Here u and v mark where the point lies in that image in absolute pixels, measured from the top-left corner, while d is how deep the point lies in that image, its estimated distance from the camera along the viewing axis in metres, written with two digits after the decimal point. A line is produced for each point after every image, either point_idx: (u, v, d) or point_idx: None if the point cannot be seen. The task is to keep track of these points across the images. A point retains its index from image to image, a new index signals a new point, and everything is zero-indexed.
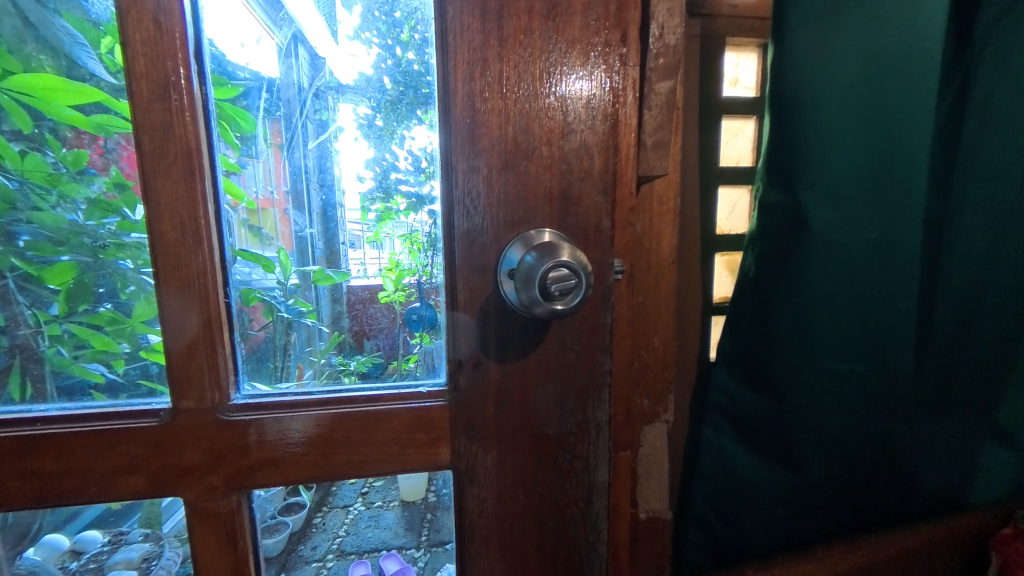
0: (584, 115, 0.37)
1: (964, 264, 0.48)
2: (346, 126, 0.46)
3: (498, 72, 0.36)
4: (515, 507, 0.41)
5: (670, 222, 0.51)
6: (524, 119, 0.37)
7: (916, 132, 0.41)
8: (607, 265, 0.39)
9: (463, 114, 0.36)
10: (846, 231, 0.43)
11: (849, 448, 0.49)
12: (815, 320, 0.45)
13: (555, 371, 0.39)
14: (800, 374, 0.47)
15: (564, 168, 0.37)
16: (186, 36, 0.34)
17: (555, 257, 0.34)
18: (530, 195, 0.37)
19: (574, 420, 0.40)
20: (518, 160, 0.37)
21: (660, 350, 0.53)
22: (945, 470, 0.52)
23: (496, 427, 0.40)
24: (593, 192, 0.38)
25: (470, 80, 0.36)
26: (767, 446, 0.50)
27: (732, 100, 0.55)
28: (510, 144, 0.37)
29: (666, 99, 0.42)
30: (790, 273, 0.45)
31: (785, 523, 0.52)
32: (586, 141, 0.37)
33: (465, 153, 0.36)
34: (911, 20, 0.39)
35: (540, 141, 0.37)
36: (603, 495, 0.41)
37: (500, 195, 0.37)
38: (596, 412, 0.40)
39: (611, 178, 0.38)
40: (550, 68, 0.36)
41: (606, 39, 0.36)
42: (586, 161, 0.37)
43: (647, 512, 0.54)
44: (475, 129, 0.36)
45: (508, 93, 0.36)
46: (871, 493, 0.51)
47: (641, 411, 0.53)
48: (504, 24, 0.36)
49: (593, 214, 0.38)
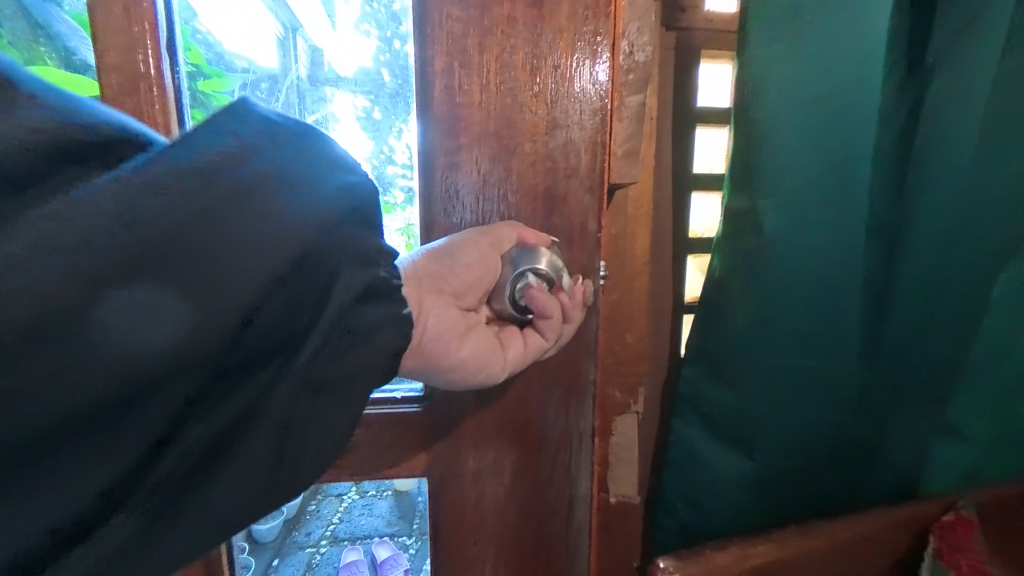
0: (570, 110, 0.38)
1: (916, 268, 0.52)
2: (340, 116, 0.40)
3: (481, 64, 0.37)
4: (494, 507, 0.44)
5: (641, 227, 0.55)
6: (507, 114, 0.38)
7: (863, 144, 0.45)
8: (592, 268, 0.40)
9: (445, 106, 0.37)
10: (801, 237, 0.46)
11: (804, 438, 0.52)
12: (771, 319, 0.49)
13: (538, 378, 0.42)
14: (759, 368, 0.50)
15: (549, 166, 0.38)
16: (154, 25, 0.33)
17: (549, 250, 0.37)
18: (513, 192, 0.38)
19: (558, 431, 0.42)
20: (502, 156, 0.38)
21: (632, 345, 0.55)
22: (893, 457, 0.57)
23: (476, 434, 0.42)
24: (580, 190, 0.39)
25: (449, 73, 0.37)
26: (730, 436, 0.53)
27: (706, 109, 0.58)
28: (493, 139, 0.38)
29: (636, 112, 0.43)
30: (749, 275, 0.48)
31: (752, 509, 0.55)
32: (574, 137, 0.38)
33: (448, 148, 0.38)
34: (855, 41, 0.42)
35: (524, 137, 0.38)
36: (583, 504, 0.43)
37: (484, 193, 0.38)
38: (580, 423, 0.42)
39: (598, 176, 0.39)
40: (536, 61, 0.37)
41: (593, 29, 0.37)
42: (573, 158, 0.38)
43: (617, 496, 0.57)
44: (458, 123, 0.38)
45: (492, 86, 0.37)
46: (827, 481, 0.55)
47: (614, 401, 0.56)
48: (488, 15, 0.36)
49: (578, 215, 0.39)
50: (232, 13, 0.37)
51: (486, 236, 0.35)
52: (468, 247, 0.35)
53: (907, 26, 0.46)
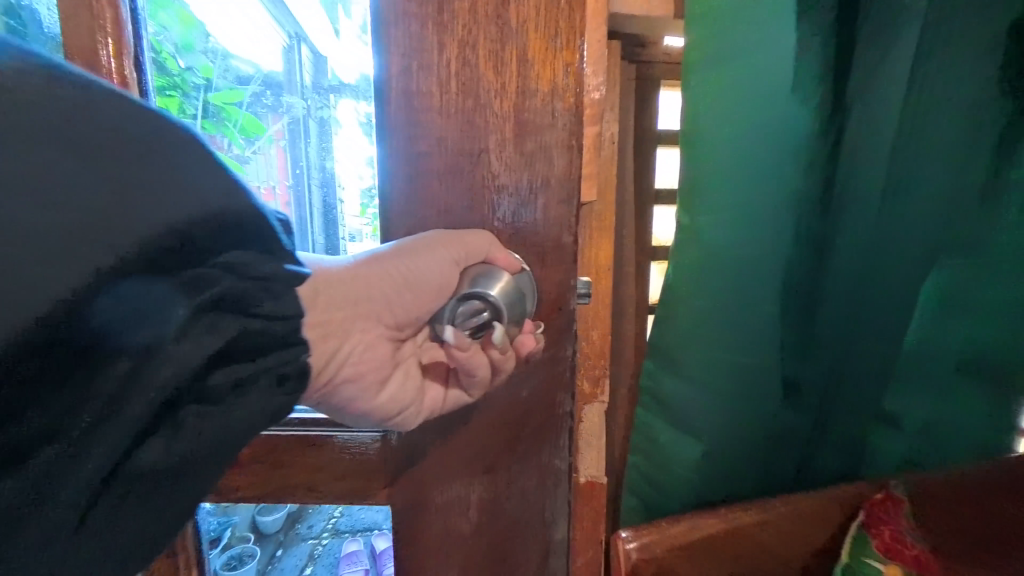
0: (541, 111, 0.34)
1: (853, 275, 0.57)
2: (344, 122, 0.45)
3: (441, 63, 0.33)
4: (464, 549, 0.41)
5: (607, 237, 0.61)
6: (466, 115, 0.34)
7: (788, 163, 0.50)
8: (568, 289, 0.36)
9: (397, 108, 0.34)
10: (738, 247, 0.52)
11: (750, 427, 0.58)
12: (714, 320, 0.55)
13: (510, 412, 0.39)
14: (706, 363, 0.57)
15: (519, 176, 0.35)
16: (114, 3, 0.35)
17: (503, 292, 0.33)
18: (476, 202, 0.35)
19: (532, 465, 0.39)
20: (466, 159, 0.35)
21: (599, 342, 0.62)
22: (836, 444, 0.64)
23: (444, 469, 0.40)
24: (555, 202, 0.35)
25: (403, 75, 0.34)
26: (684, 425, 0.60)
27: (667, 133, 0.66)
28: (458, 142, 0.35)
29: (593, 142, 0.47)
30: (694, 282, 0.55)
31: (707, 491, 0.61)
32: (546, 140, 0.34)
33: (404, 155, 0.35)
34: (777, 74, 0.47)
35: (488, 140, 0.34)
36: (562, 548, 0.40)
37: (445, 206, 0.36)
38: (555, 459, 0.39)
39: (576, 184, 0.34)
40: (498, 57, 0.33)
41: (569, 17, 0.32)
42: (546, 165, 0.34)
43: (586, 477, 0.63)
44: (414, 124, 0.34)
45: (454, 84, 0.34)
46: (773, 464, 0.62)
47: (583, 392, 0.62)
48: (445, 6, 0.33)
49: (554, 226, 0.35)
50: (233, 14, 0.45)
51: (443, 250, 0.34)
52: (419, 259, 0.34)
53: (837, 56, 0.51)
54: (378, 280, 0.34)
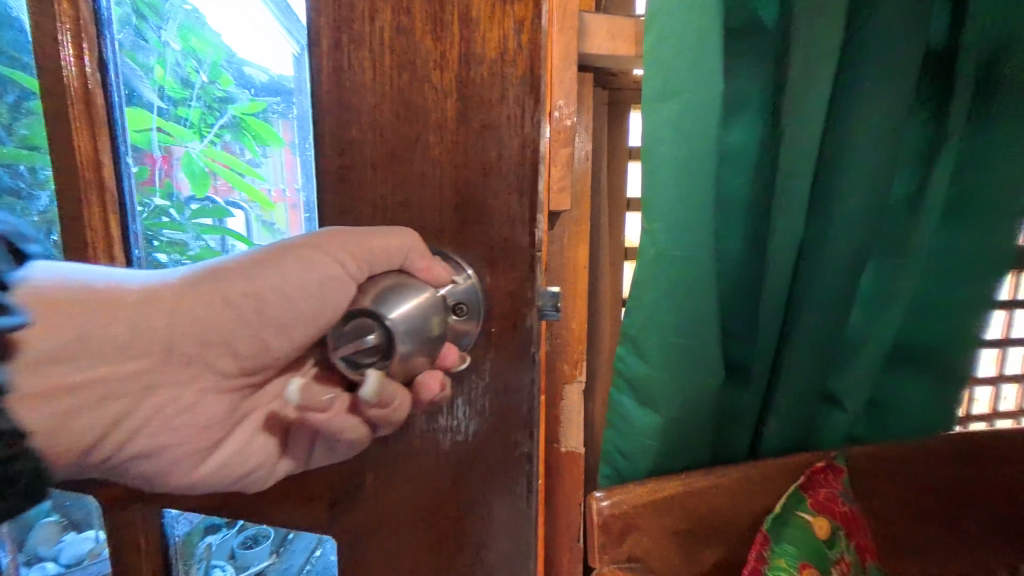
0: (486, 77, 0.28)
1: (817, 267, 0.60)
2: None
3: (366, 29, 0.29)
4: None
5: (582, 239, 0.66)
6: (406, 88, 0.29)
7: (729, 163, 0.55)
8: (523, 304, 0.31)
9: (327, 87, 0.30)
10: (692, 241, 0.57)
11: (706, 404, 0.65)
12: (673, 308, 0.60)
13: (455, 450, 0.33)
14: (668, 347, 0.62)
15: (462, 159, 0.29)
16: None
17: (404, 317, 0.28)
18: (415, 188, 0.30)
19: (480, 513, 0.33)
20: (407, 138, 0.30)
21: (575, 330, 0.69)
22: (795, 424, 0.69)
23: (381, 514, 0.34)
24: (504, 191, 0.29)
25: (334, 50, 0.30)
26: (649, 402, 0.66)
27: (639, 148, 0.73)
28: (392, 118, 0.30)
29: (566, 160, 0.54)
30: (656, 274, 0.59)
31: (671, 461, 0.68)
32: (495, 118, 0.28)
33: (336, 134, 0.31)
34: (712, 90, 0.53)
35: (428, 118, 0.29)
36: None
37: (381, 195, 0.31)
38: (506, 506, 0.32)
39: (529, 170, 0.29)
40: (434, 24, 0.28)
41: None
42: (492, 149, 0.29)
43: (566, 448, 0.71)
44: (348, 104, 0.30)
45: (390, 54, 0.29)
46: (727, 435, 0.71)
47: (562, 373, 0.69)
48: None
49: (501, 225, 0.29)
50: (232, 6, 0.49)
51: (337, 249, 0.30)
52: (298, 268, 0.31)
53: (761, 96, 0.62)
54: (219, 311, 0.32)
